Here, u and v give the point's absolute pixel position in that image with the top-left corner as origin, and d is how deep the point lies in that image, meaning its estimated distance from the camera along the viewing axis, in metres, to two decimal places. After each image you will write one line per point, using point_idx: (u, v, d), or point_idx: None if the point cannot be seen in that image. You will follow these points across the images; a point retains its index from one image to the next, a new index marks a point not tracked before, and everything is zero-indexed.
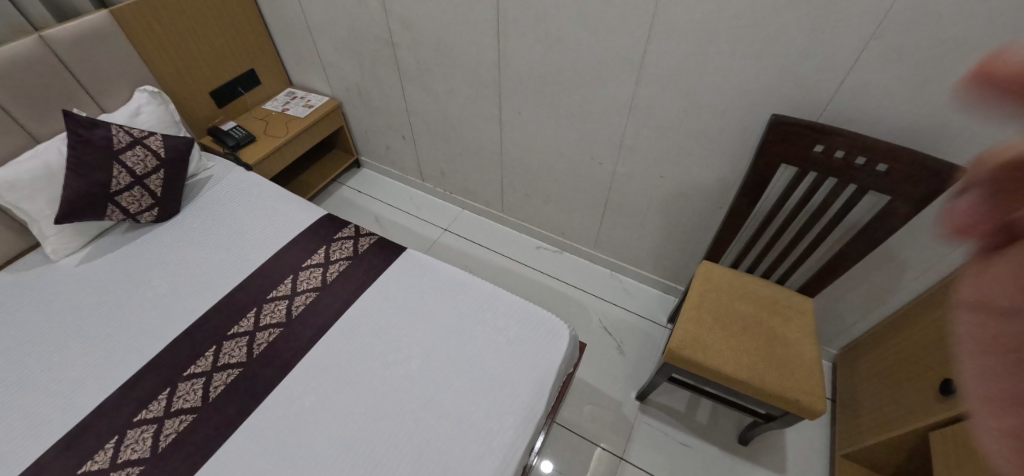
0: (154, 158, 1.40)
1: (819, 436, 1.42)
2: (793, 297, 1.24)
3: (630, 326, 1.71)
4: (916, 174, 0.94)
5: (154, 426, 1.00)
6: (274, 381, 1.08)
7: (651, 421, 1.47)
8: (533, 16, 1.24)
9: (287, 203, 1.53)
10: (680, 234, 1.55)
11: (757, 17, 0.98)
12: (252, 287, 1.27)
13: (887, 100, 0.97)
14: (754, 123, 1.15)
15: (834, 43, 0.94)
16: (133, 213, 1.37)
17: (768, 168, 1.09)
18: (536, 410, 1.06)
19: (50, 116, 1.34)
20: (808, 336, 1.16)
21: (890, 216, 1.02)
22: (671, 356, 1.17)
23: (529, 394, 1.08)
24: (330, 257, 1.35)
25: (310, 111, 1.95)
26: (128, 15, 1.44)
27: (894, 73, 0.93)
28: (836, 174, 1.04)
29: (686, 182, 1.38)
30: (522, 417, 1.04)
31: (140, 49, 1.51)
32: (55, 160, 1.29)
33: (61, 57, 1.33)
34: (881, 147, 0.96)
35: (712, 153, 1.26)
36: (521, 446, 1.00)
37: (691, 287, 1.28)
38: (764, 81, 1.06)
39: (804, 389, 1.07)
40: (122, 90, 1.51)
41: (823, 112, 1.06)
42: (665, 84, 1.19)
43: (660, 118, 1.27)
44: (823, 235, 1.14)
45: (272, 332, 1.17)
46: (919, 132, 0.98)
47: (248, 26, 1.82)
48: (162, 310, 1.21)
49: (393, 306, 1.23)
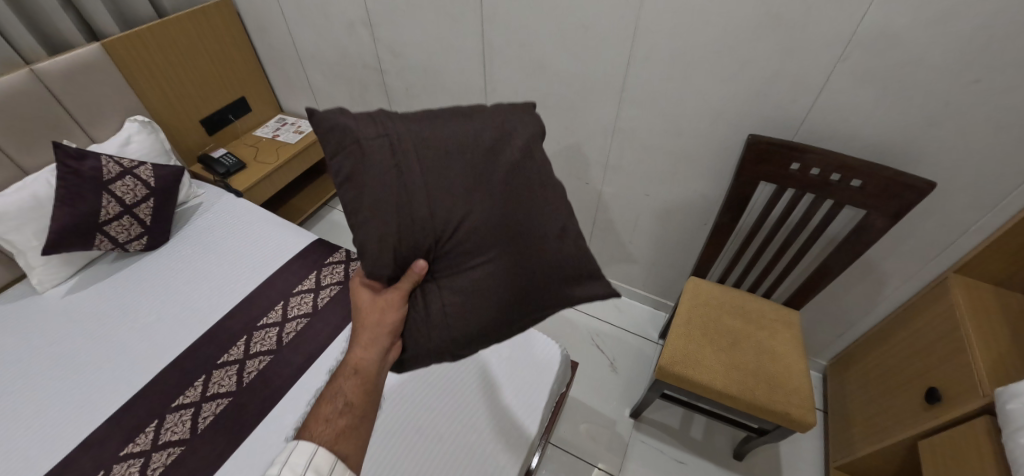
0: (144, 187, 1.39)
1: (812, 448, 1.43)
2: (779, 310, 1.26)
3: (622, 343, 1.72)
4: (888, 189, 0.98)
5: (141, 460, 0.98)
6: (264, 410, 1.07)
7: (646, 438, 1.46)
8: (518, 45, 1.28)
9: (279, 229, 1.53)
10: (666, 250, 1.57)
11: (730, 43, 1.02)
12: (242, 314, 1.27)
13: (857, 120, 1.02)
14: (732, 142, 1.19)
15: (804, 64, 0.98)
16: (122, 242, 1.37)
17: (749, 186, 1.13)
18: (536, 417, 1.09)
19: (40, 148, 1.35)
20: (795, 349, 1.18)
21: (868, 230, 1.05)
22: (662, 372, 1.17)
23: (521, 392, 1.12)
24: (320, 282, 1.35)
25: (300, 136, 1.98)
26: (120, 48, 1.46)
27: (862, 94, 0.97)
28: (813, 190, 1.07)
29: (671, 200, 1.41)
30: (528, 414, 1.09)
31: (131, 80, 1.53)
32: (43, 191, 1.28)
33: (51, 89, 1.34)
34: (853, 165, 1.00)
35: (695, 172, 1.30)
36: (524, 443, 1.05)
37: (680, 303, 1.29)
38: (739, 102, 1.11)
39: (794, 402, 1.09)
40: (113, 120, 1.52)
41: (797, 132, 1.10)
42: (647, 106, 1.23)
43: (643, 140, 1.31)
44: (805, 249, 1.17)
45: (262, 359, 1.16)
46: (888, 148, 1.03)
47: (240, 55, 1.86)
48: (151, 339, 1.20)
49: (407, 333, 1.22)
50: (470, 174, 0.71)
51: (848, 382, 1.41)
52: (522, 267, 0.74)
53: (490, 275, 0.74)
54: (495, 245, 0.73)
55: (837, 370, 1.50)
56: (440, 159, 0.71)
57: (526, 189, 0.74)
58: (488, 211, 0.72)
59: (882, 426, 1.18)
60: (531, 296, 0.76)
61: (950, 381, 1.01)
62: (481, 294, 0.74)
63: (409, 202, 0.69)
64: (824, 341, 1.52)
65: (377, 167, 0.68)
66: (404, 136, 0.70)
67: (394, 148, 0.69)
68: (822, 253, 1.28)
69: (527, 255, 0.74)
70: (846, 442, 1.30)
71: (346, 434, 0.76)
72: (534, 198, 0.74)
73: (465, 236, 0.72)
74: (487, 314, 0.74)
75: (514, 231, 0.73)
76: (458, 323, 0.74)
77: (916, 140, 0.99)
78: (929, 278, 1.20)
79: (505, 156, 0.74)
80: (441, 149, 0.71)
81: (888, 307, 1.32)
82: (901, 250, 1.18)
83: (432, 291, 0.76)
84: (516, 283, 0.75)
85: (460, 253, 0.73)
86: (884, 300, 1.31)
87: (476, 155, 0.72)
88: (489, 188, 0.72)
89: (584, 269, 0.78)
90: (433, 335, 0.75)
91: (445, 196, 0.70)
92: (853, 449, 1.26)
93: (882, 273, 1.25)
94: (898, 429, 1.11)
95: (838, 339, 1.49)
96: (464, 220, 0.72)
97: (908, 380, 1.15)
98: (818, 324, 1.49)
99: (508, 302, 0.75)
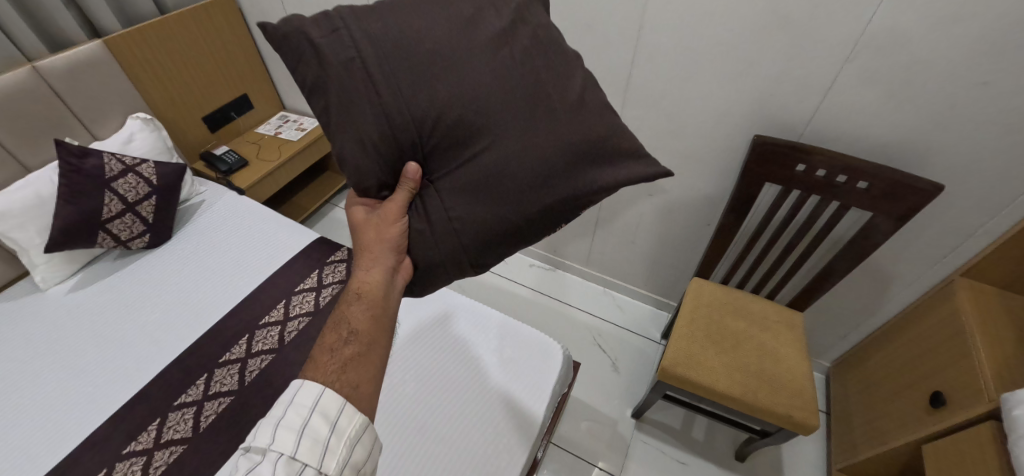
0: (146, 185, 1.39)
1: (815, 449, 1.42)
2: (782, 311, 1.25)
3: (624, 343, 1.71)
4: (895, 192, 0.97)
5: (143, 458, 0.98)
6: (266, 409, 1.07)
7: (647, 439, 1.46)
8: None
9: (281, 226, 1.53)
10: (669, 251, 1.57)
11: (736, 43, 1.01)
12: (243, 312, 1.27)
13: (866, 121, 1.00)
14: (737, 143, 1.18)
15: (811, 66, 0.97)
16: (124, 240, 1.37)
17: (753, 187, 1.12)
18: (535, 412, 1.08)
19: (41, 146, 1.35)
20: (798, 351, 1.17)
21: (873, 232, 1.05)
22: (665, 373, 1.17)
23: (521, 380, 1.13)
24: (323, 281, 1.35)
25: (302, 134, 1.97)
26: (121, 44, 1.45)
27: (869, 95, 0.96)
28: (819, 192, 1.06)
29: (673, 201, 1.41)
30: (533, 402, 1.10)
31: (132, 77, 1.53)
32: (46, 189, 1.28)
33: (53, 86, 1.34)
34: (860, 167, 0.99)
35: (699, 172, 1.29)
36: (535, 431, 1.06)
37: (683, 304, 1.29)
38: (745, 102, 1.09)
39: (797, 404, 1.08)
40: (115, 117, 1.51)
41: (803, 133, 1.09)
42: (650, 106, 1.22)
43: (647, 139, 1.30)
44: (809, 252, 1.16)
45: (264, 358, 1.16)
46: (895, 150, 1.01)
47: (241, 51, 1.85)
48: (153, 337, 1.20)
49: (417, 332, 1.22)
50: (442, 51, 0.64)
51: (851, 384, 1.40)
52: (529, 149, 0.66)
53: (494, 165, 0.66)
54: (491, 129, 0.66)
55: (841, 372, 1.50)
56: (409, 48, 0.64)
57: (516, 61, 0.67)
58: (475, 92, 0.65)
59: (884, 430, 1.17)
60: (547, 181, 0.67)
61: (955, 385, 1.00)
62: (488, 187, 0.67)
63: (382, 94, 0.63)
64: (828, 342, 1.51)
65: (336, 63, 0.62)
66: (362, 31, 0.63)
67: (354, 45, 0.63)
68: (827, 255, 1.27)
69: (532, 133, 0.66)
70: (849, 444, 1.30)
71: (354, 365, 0.70)
72: (524, 73, 0.67)
73: (456, 124, 0.66)
74: (500, 206, 0.68)
75: (510, 107, 0.66)
76: (469, 219, 0.69)
77: (924, 143, 0.98)
78: (935, 280, 1.19)
79: (484, 28, 0.67)
80: (407, 36, 0.64)
81: (892, 309, 1.31)
82: (907, 253, 1.17)
83: (433, 196, 0.71)
84: (529, 169, 0.66)
85: (455, 147, 0.68)
86: (889, 302, 1.30)
87: (449, 36, 0.65)
88: (469, 71, 0.65)
89: (601, 143, 0.68)
90: (443, 240, 0.71)
91: (422, 85, 0.64)
92: (855, 453, 1.26)
93: (887, 275, 1.24)
94: (901, 433, 1.10)
95: (842, 341, 1.48)
96: (450, 106, 0.65)
97: (911, 385, 1.14)
98: (822, 325, 1.47)
99: (520, 193, 0.67)
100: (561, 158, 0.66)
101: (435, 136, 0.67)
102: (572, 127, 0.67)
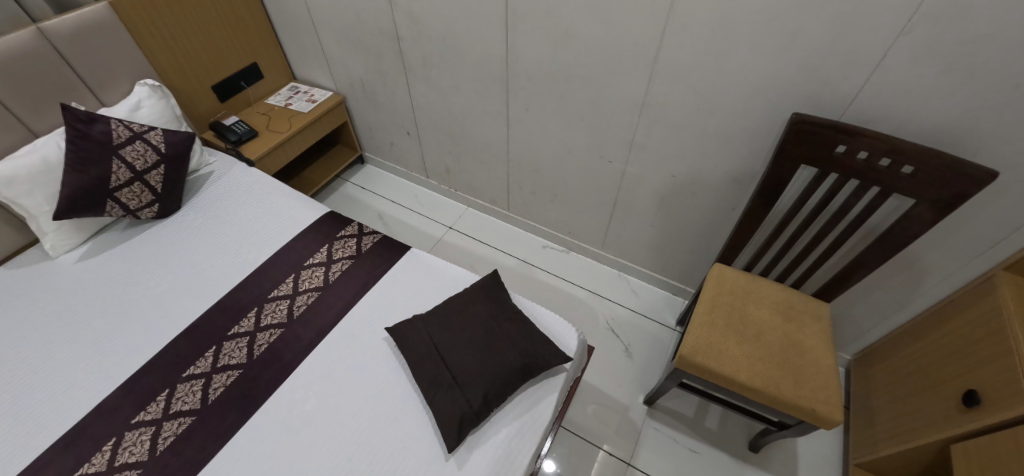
0: (154, 153, 1.37)
1: (831, 442, 1.39)
2: (808, 301, 1.20)
3: (637, 328, 1.67)
4: (941, 177, 0.90)
5: (152, 429, 0.98)
6: (274, 384, 1.05)
7: (659, 426, 1.43)
8: (544, 10, 1.19)
9: (291, 200, 1.50)
10: (689, 234, 1.51)
11: (779, 11, 0.93)
12: (252, 286, 1.25)
13: (916, 101, 0.92)
14: (772, 122, 1.10)
15: (859, 38, 0.89)
16: (133, 209, 1.35)
17: (787, 169, 1.05)
18: (543, 397, 1.05)
19: (47, 110, 1.31)
20: (823, 343, 1.12)
21: (914, 222, 0.98)
22: (681, 360, 1.13)
23: (518, 396, 1.05)
24: (332, 256, 1.32)
25: (313, 106, 1.92)
26: (128, 9, 1.41)
27: (924, 73, 0.88)
28: (859, 176, 0.99)
29: (697, 182, 1.34)
30: (527, 425, 1.01)
31: (141, 44, 1.49)
32: (53, 154, 1.26)
33: (60, 49, 1.30)
34: (906, 149, 0.91)
35: (726, 153, 1.22)
36: (525, 456, 0.97)
37: (702, 291, 1.24)
38: (782, 78, 1.02)
39: (820, 398, 1.04)
40: (122, 84, 1.48)
41: (844, 112, 1.02)
42: (678, 81, 1.14)
43: (673, 117, 1.23)
44: (841, 241, 1.10)
45: (273, 333, 1.15)
46: (945, 134, 0.94)
47: (252, 20, 1.79)
48: (163, 309, 1.19)
49: (409, 305, 1.20)
50: (453, 314, 1.11)
51: (874, 378, 1.35)
52: (505, 346, 1.04)
53: (484, 357, 1.02)
54: (483, 341, 1.05)
55: (862, 365, 1.45)
56: (443, 313, 1.11)
57: (500, 308, 1.13)
58: (471, 329, 1.07)
59: (907, 426, 1.13)
60: (517, 367, 1.01)
61: (990, 384, 0.94)
62: (484, 364, 1.00)
63: (426, 331, 1.08)
64: (852, 334, 1.45)
65: (406, 325, 1.10)
66: (421, 314, 1.14)
67: (416, 316, 1.12)
68: (860, 243, 1.21)
69: (507, 337, 1.06)
70: (868, 440, 1.26)
71: None
72: (503, 313, 1.12)
73: (463, 341, 1.05)
74: (492, 379, 0.98)
75: (494, 327, 1.08)
76: (474, 386, 0.98)
77: (979, 126, 0.90)
78: (974, 274, 1.12)
79: (480, 294, 1.16)
80: (440, 309, 1.13)
81: (924, 303, 1.25)
82: (946, 244, 1.11)
83: (450, 370, 1.01)
84: (507, 357, 1.02)
85: (461, 349, 1.03)
86: (922, 295, 1.24)
87: (462, 300, 1.14)
88: (472, 316, 1.10)
89: (550, 342, 1.09)
90: (458, 405, 0.95)
91: (445, 328, 1.07)
92: (876, 448, 1.22)
93: (922, 267, 1.18)
94: (926, 431, 1.06)
95: (866, 334, 1.42)
96: (456, 334, 1.06)
97: (940, 383, 1.09)
98: (847, 316, 1.42)
99: (504, 368, 1.00)
100: (524, 348, 1.04)
101: (450, 351, 1.04)
102: (537, 337, 1.08)
